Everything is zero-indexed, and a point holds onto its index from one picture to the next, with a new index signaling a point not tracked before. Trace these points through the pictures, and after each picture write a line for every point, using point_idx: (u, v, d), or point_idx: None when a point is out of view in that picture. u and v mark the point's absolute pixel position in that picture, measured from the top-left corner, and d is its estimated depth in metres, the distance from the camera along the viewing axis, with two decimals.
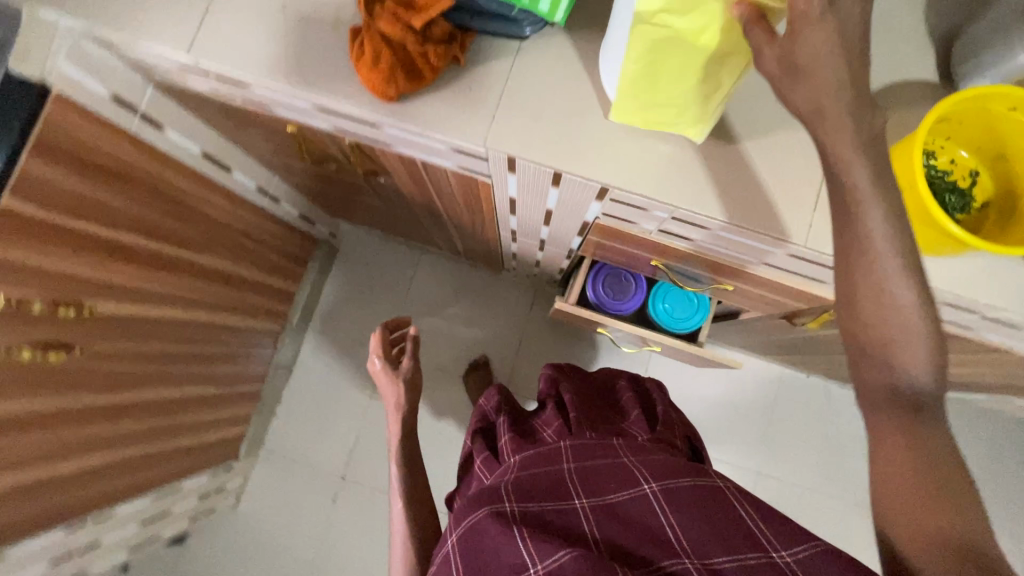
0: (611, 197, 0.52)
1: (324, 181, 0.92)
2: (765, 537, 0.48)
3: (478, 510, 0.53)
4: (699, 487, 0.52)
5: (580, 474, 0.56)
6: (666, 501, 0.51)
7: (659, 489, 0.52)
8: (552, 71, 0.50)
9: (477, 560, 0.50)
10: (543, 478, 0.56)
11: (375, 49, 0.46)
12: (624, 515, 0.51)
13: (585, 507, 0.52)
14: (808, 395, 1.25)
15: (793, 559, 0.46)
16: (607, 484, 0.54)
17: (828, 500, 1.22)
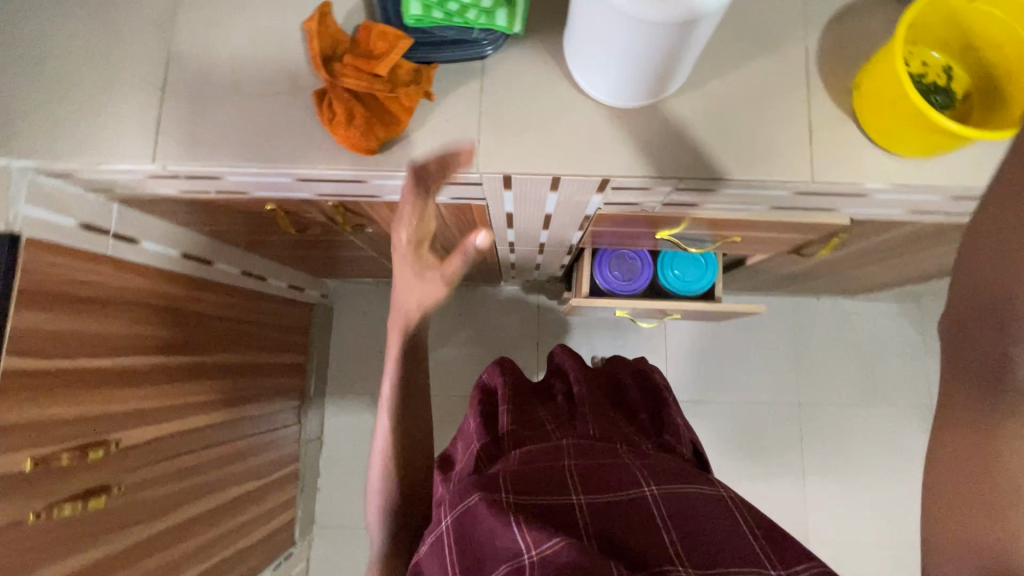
0: (613, 186, 0.52)
1: (308, 247, 0.90)
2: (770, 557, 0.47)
3: (471, 494, 0.51)
4: (703, 497, 0.53)
5: (579, 471, 0.55)
6: (667, 510, 0.51)
7: (660, 494, 0.52)
8: (523, 81, 0.49)
9: (467, 548, 0.48)
10: (542, 470, 0.54)
11: (347, 108, 0.45)
12: (624, 514, 0.50)
13: (582, 503, 0.51)
14: (823, 317, 1.27)
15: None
16: (605, 484, 0.53)
17: (871, 410, 1.24)
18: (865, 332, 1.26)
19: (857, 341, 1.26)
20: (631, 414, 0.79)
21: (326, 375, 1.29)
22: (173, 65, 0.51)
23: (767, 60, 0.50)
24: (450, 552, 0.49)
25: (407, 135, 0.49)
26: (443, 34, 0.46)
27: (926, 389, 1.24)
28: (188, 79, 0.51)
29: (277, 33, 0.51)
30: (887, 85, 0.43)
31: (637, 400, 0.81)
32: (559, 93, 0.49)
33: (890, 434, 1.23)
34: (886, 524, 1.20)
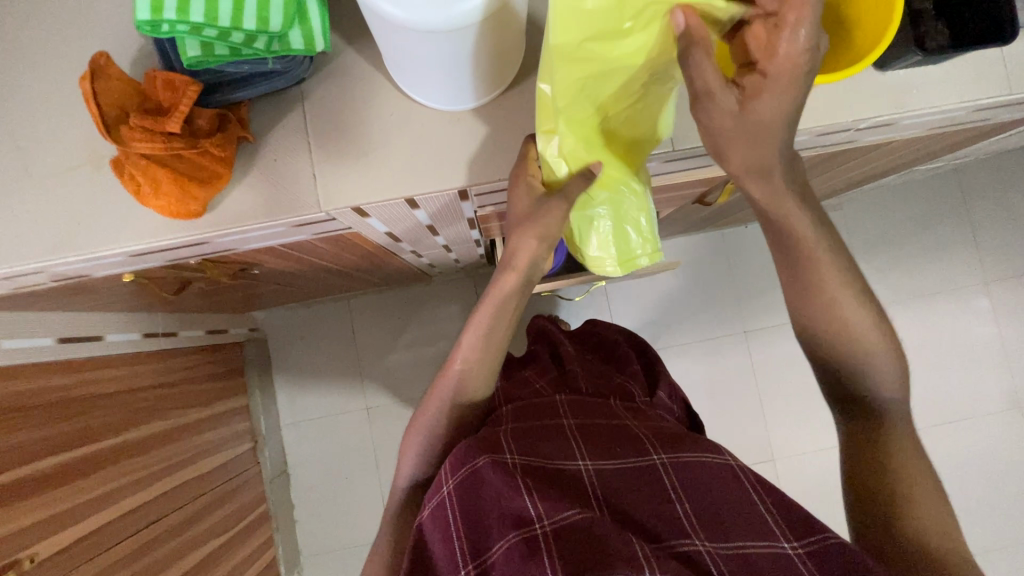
0: (474, 193, 0.48)
1: (208, 295, 0.84)
2: (780, 527, 0.44)
3: (477, 453, 0.48)
4: (715, 468, 0.50)
5: (582, 435, 0.54)
6: (680, 480, 0.49)
7: (668, 460, 0.51)
8: (348, 101, 0.45)
9: (473, 513, 0.46)
10: (541, 436, 0.53)
11: (149, 174, 0.40)
12: (632, 482, 0.49)
13: (588, 469, 0.50)
14: (754, 242, 1.29)
15: (804, 551, 0.42)
16: (610, 450, 0.52)
17: None
18: None
19: None
20: (618, 369, 0.78)
21: (277, 408, 1.25)
22: None
23: None
24: (450, 513, 0.46)
25: (236, 184, 0.44)
26: (237, 70, 0.40)
27: None
28: None
29: (57, 99, 0.44)
30: None
31: (629, 354, 0.82)
32: (393, 105, 0.45)
33: None
34: None
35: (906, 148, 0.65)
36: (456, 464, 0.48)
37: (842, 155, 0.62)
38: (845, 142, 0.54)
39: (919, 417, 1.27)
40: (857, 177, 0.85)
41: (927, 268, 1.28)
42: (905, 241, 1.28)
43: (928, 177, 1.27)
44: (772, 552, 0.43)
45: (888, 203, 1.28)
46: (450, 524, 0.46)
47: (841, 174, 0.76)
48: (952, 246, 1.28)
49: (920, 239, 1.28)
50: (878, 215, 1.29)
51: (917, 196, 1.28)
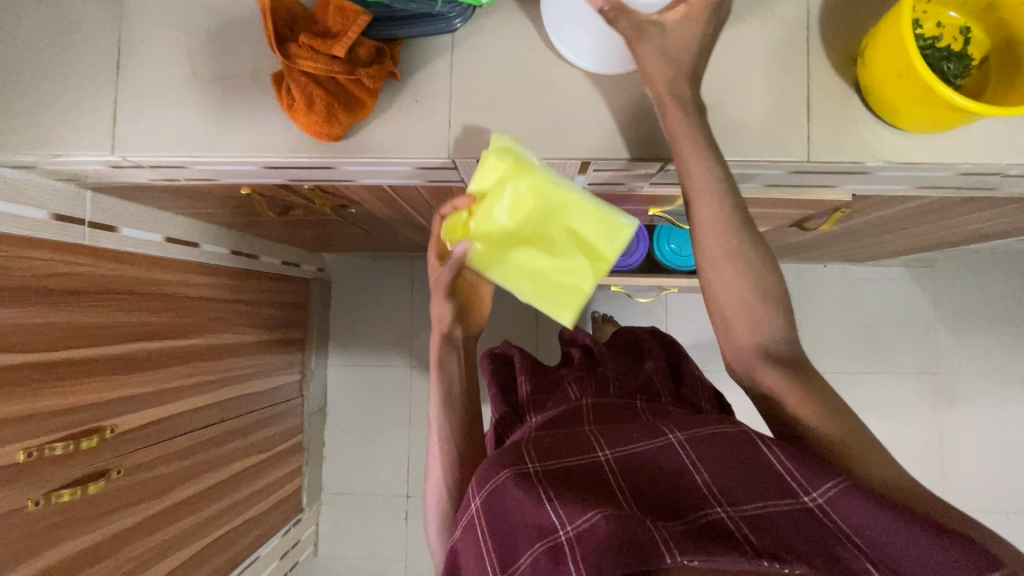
0: (594, 167, 0.49)
1: (296, 226, 0.88)
2: (800, 478, 0.37)
3: (496, 469, 0.42)
4: (732, 437, 0.41)
5: (600, 430, 0.47)
6: (701, 454, 0.40)
7: (685, 437, 0.42)
8: (494, 56, 0.46)
9: (497, 527, 0.40)
10: (557, 434, 0.47)
11: (306, 92, 0.43)
12: (659, 472, 0.41)
13: (610, 460, 0.43)
14: (831, 284, 1.23)
15: (827, 501, 0.35)
16: (625, 432, 0.45)
17: (878, 378, 1.22)
18: (872, 299, 1.23)
19: (866, 308, 1.23)
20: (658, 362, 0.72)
21: (326, 347, 1.30)
22: (126, 48, 0.48)
23: (763, 24, 0.45)
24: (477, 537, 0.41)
25: (375, 117, 0.46)
26: (404, 7, 0.41)
27: (936, 356, 1.21)
28: (142, 61, 0.48)
29: (230, 10, 0.47)
30: (893, 49, 0.39)
31: (655, 349, 0.77)
32: (535, 68, 0.46)
33: (896, 401, 1.21)
34: None
35: None
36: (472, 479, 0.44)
37: (970, 203, 0.58)
38: (981, 187, 0.51)
39: (971, 499, 1.19)
40: (967, 234, 0.81)
41: (1015, 348, 1.20)
42: (996, 314, 1.21)
43: None
44: (796, 513, 0.36)
45: (982, 270, 1.21)
46: (481, 549, 0.40)
47: (955, 226, 0.72)
48: None
49: (1010, 315, 1.20)
50: (971, 282, 1.21)
51: (1018, 268, 1.20)
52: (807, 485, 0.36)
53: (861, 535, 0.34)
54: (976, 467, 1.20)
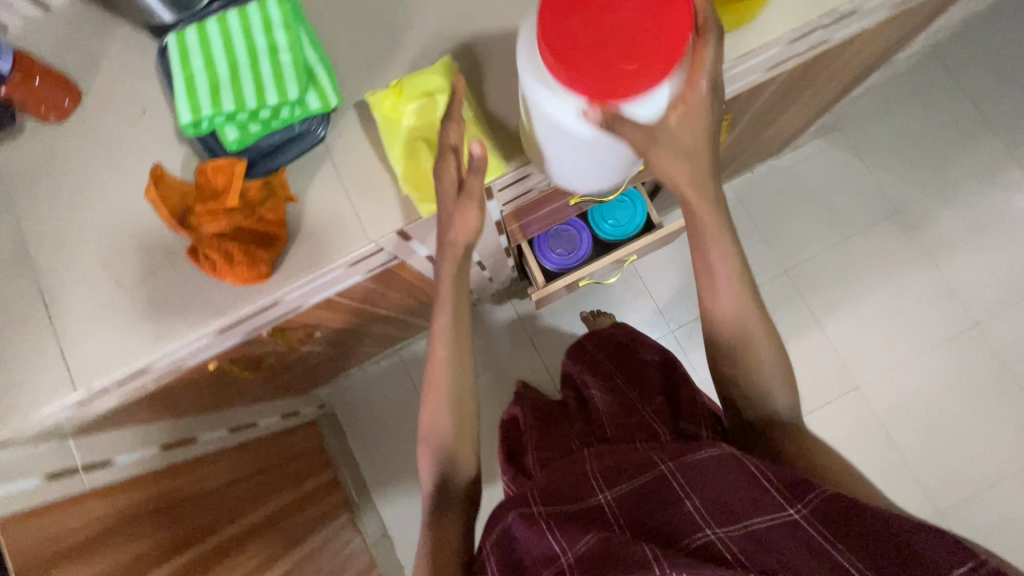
0: (497, 187, 0.53)
1: (277, 375, 0.89)
2: (782, 492, 0.41)
3: (505, 517, 0.49)
4: (716, 453, 0.46)
5: (600, 465, 0.51)
6: (689, 476, 0.45)
7: (676, 463, 0.47)
8: (366, 143, 0.50)
9: (510, 566, 0.46)
10: (565, 476, 0.52)
11: (222, 250, 0.46)
12: (650, 494, 0.46)
13: (609, 497, 0.47)
14: (765, 184, 1.30)
15: (809, 512, 0.40)
16: (622, 469, 0.49)
17: (851, 241, 1.26)
18: (806, 178, 1.29)
19: (807, 189, 1.29)
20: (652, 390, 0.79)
21: (361, 473, 1.27)
22: (50, 295, 0.50)
23: None
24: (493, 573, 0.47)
25: (291, 241, 0.49)
26: (270, 141, 0.48)
27: (888, 196, 1.27)
28: (68, 299, 0.50)
29: (127, 217, 0.50)
30: None
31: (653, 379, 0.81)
32: None
33: (878, 253, 1.26)
34: (918, 331, 1.22)
35: (876, 37, 0.67)
36: (492, 526, 0.50)
37: (818, 61, 0.64)
38: (812, 45, 0.57)
39: (994, 301, 1.22)
40: (841, 86, 0.87)
41: (947, 157, 1.27)
42: (912, 137, 1.28)
43: (912, 74, 1.28)
44: (777, 524, 0.40)
45: (878, 108, 1.29)
46: None
47: (823, 85, 0.79)
48: (957, 127, 1.27)
49: (923, 132, 1.28)
50: (875, 122, 1.29)
51: (906, 91, 1.29)
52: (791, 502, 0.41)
53: (839, 538, 0.38)
54: (978, 271, 1.24)
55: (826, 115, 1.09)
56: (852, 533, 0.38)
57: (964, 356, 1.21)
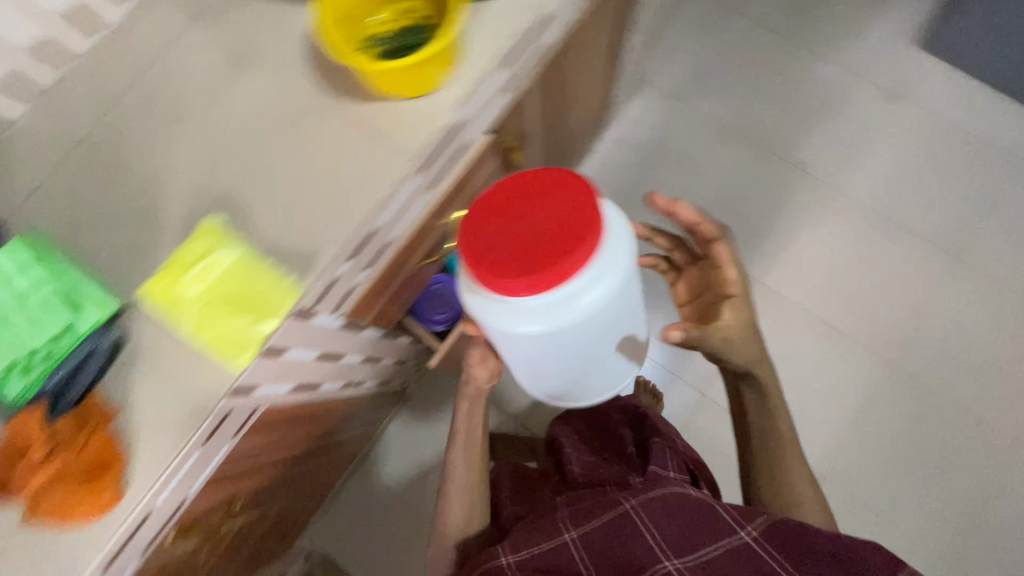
0: (312, 307, 0.54)
1: (233, 556, 0.86)
2: (734, 523, 0.59)
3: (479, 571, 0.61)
4: (669, 496, 0.61)
5: (568, 509, 0.63)
6: (647, 514, 0.60)
7: (637, 504, 0.61)
8: (165, 327, 0.50)
9: None
10: (536, 523, 0.63)
11: (60, 495, 0.46)
12: (610, 532, 0.60)
13: (574, 538, 0.61)
14: (608, 159, 1.39)
15: (753, 536, 0.59)
16: (587, 512, 0.62)
17: (700, 172, 1.37)
18: (638, 138, 1.40)
19: (642, 147, 1.39)
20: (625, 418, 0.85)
21: None
22: None
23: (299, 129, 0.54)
24: None
25: (131, 452, 0.48)
26: (60, 376, 0.48)
27: (708, 123, 1.40)
28: None
29: None
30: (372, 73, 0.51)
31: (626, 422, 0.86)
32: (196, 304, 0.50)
33: (726, 172, 1.37)
34: (789, 220, 1.34)
35: (590, 28, 0.77)
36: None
37: (551, 65, 0.72)
38: (529, 61, 0.64)
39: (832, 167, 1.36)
40: (604, 65, 0.98)
41: (736, 71, 1.42)
42: (702, 68, 1.43)
43: (674, 21, 1.45)
44: (724, 548, 0.59)
45: (664, 57, 1.44)
46: None
47: (582, 75, 0.88)
48: (731, 44, 1.44)
49: (708, 59, 1.44)
50: (667, 69, 1.43)
51: (677, 35, 1.45)
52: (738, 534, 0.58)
53: (770, 552, 0.58)
54: (807, 149, 1.38)
55: (618, 87, 1.20)
56: (787, 551, 0.57)
57: (834, 220, 1.33)
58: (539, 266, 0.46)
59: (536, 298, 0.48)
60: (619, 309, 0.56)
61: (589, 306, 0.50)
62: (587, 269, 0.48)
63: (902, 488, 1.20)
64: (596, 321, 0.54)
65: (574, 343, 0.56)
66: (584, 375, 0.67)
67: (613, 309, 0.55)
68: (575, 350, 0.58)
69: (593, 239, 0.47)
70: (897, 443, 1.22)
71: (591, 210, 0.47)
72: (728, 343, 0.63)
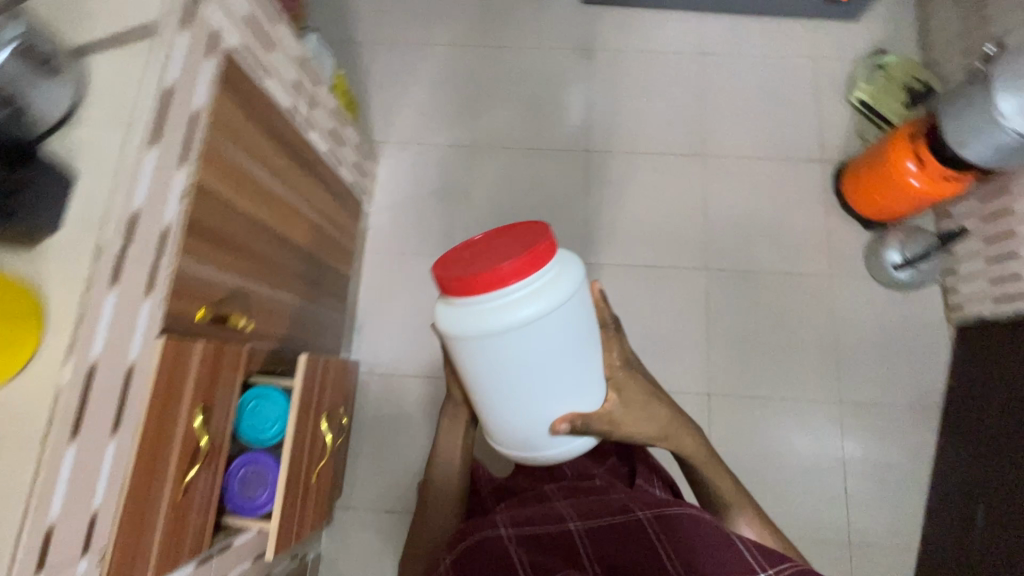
0: None
1: None
2: (755, 562, 0.69)
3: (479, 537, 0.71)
4: (693, 517, 0.72)
5: (577, 507, 0.74)
6: (658, 527, 0.71)
7: (648, 517, 0.72)
8: None
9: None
10: (541, 511, 0.74)
11: None
12: (619, 532, 0.71)
13: (579, 528, 0.71)
14: (388, 225, 1.39)
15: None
16: (597, 512, 0.73)
17: (474, 195, 1.41)
18: (404, 193, 1.42)
19: (410, 205, 1.40)
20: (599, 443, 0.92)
21: None
22: None
23: None
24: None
25: None
26: None
27: (457, 149, 1.45)
28: None
29: None
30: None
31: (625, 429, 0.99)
32: None
33: (493, 187, 1.42)
34: (567, 196, 1.41)
35: (237, 168, 0.75)
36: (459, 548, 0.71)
37: (207, 228, 0.70)
38: (158, 251, 0.61)
39: (577, 133, 1.46)
40: (301, 172, 0.97)
41: (456, 93, 1.48)
42: (426, 105, 1.48)
43: (380, 77, 1.48)
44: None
45: (389, 112, 1.47)
46: None
47: (272, 202, 0.86)
48: (440, 73, 1.50)
49: (427, 94, 1.48)
50: (397, 120, 1.46)
51: (390, 87, 1.48)
52: (736, 550, 0.70)
53: None
54: (551, 129, 1.46)
55: (344, 177, 1.20)
56: None
57: (603, 175, 1.43)
58: (458, 291, 0.61)
59: (479, 301, 0.60)
60: (560, 342, 0.63)
61: (518, 321, 0.59)
62: (523, 292, 0.59)
63: (769, 361, 1.31)
64: (535, 346, 0.62)
65: (506, 359, 0.62)
66: (518, 415, 0.68)
67: (548, 340, 0.62)
68: (506, 370, 0.64)
69: (531, 272, 0.59)
70: (749, 331, 1.32)
71: (545, 251, 0.60)
72: (624, 423, 0.73)
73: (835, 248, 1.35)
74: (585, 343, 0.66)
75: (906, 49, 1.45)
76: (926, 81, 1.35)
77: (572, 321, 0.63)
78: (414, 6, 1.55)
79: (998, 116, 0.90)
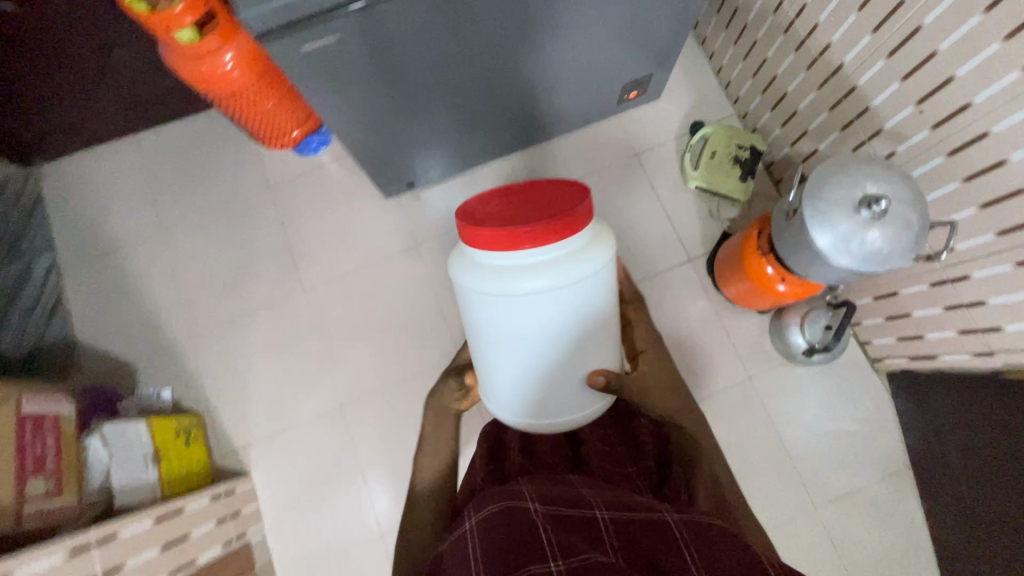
0: None
1: None
2: None
3: (502, 502, 0.68)
4: (726, 538, 0.64)
5: (599, 497, 0.70)
6: (687, 533, 0.64)
7: (673, 516, 0.67)
8: None
9: (490, 539, 0.64)
10: (565, 493, 0.70)
11: None
12: (643, 530, 0.65)
13: (603, 514, 0.67)
14: (288, 538, 1.23)
15: None
16: (619, 505, 0.69)
17: (364, 460, 1.26)
18: (292, 491, 1.25)
19: (303, 504, 1.24)
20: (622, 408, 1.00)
21: None
22: None
23: None
24: (475, 544, 0.65)
25: None
26: None
27: (327, 415, 1.28)
28: None
29: None
30: None
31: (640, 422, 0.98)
32: None
33: (383, 436, 1.27)
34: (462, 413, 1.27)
35: None
36: (480, 507, 0.70)
37: None
38: None
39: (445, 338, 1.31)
40: None
41: (302, 351, 1.31)
42: (275, 380, 1.31)
43: (216, 374, 1.32)
44: None
45: (238, 408, 1.30)
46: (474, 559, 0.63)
47: None
48: (275, 339, 1.33)
49: (272, 368, 1.31)
50: (252, 412, 1.29)
51: (231, 380, 1.31)
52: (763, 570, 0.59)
53: None
54: (416, 346, 1.31)
55: (208, 560, 1.02)
56: None
57: None
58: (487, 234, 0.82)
59: (499, 260, 0.85)
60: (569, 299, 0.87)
61: (519, 278, 0.84)
62: (534, 254, 0.83)
63: None
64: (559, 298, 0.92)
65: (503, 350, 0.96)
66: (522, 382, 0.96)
67: (543, 285, 0.84)
68: (510, 310, 0.86)
69: (553, 236, 0.82)
70: None
71: (525, 232, 0.81)
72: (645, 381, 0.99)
73: (741, 343, 1.28)
74: (571, 313, 0.88)
75: (719, 110, 1.39)
76: (750, 145, 1.29)
77: (568, 280, 0.84)
78: (217, 273, 1.38)
79: (823, 254, 0.84)
